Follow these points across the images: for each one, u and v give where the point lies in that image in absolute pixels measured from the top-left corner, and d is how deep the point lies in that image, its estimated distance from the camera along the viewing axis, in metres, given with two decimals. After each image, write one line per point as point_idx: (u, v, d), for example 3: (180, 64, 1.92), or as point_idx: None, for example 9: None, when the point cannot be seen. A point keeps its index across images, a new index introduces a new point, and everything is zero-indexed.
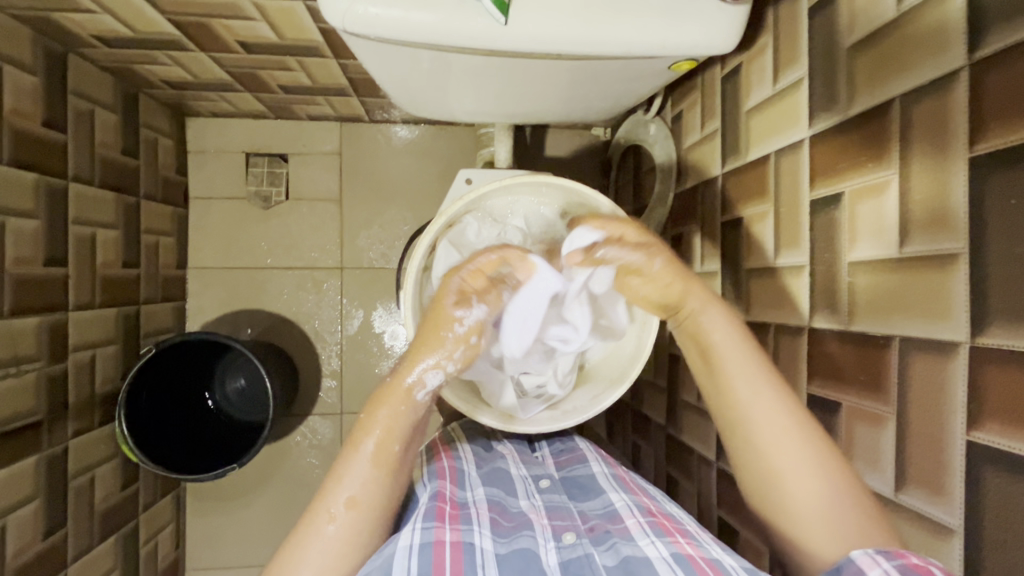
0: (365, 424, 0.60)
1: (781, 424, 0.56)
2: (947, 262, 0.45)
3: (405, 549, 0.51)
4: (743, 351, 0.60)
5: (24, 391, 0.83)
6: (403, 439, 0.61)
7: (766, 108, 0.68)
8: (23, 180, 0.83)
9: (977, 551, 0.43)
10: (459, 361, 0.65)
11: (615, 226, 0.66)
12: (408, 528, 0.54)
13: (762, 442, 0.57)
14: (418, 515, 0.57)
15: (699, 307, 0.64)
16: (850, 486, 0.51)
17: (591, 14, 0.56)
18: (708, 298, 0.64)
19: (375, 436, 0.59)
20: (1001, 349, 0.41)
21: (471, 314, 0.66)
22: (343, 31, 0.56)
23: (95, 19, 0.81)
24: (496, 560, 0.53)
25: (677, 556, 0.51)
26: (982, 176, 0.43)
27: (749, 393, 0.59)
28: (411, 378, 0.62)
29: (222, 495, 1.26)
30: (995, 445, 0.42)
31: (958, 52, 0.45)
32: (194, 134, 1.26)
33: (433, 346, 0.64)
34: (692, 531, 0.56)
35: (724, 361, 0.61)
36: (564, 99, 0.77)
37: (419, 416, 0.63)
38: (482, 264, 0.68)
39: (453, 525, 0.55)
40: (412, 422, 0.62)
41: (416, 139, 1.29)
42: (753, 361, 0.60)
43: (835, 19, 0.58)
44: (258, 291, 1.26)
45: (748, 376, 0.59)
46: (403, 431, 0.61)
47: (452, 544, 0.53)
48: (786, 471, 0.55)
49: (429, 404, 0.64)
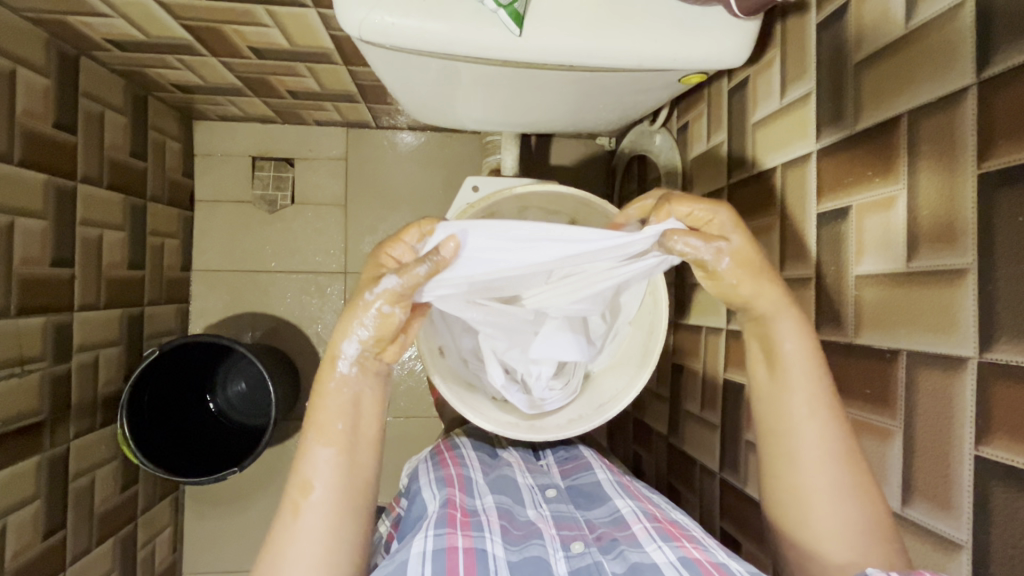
0: (314, 415, 0.59)
1: (828, 444, 0.54)
2: (955, 278, 0.45)
3: (418, 556, 0.51)
4: (807, 364, 0.56)
5: (28, 391, 0.83)
6: (348, 418, 0.59)
7: (773, 121, 0.69)
8: (33, 180, 0.84)
9: (985, 567, 0.43)
10: (374, 330, 0.56)
11: (705, 210, 0.57)
12: (421, 535, 0.54)
13: (804, 458, 0.56)
14: (429, 523, 0.57)
15: (772, 312, 0.57)
16: (872, 511, 0.51)
17: (604, 26, 0.56)
18: (784, 302, 0.57)
19: (327, 441, 0.58)
20: (1009, 365, 0.41)
21: (381, 284, 0.54)
22: (359, 40, 0.57)
23: (109, 23, 0.82)
24: (508, 567, 0.53)
25: (684, 560, 0.51)
26: (989, 192, 0.43)
27: (802, 409, 0.56)
28: (335, 352, 0.58)
29: (221, 498, 1.25)
30: (1001, 460, 0.42)
31: (966, 71, 0.45)
32: (201, 138, 1.26)
33: (348, 318, 0.56)
34: (698, 536, 0.56)
35: (782, 371, 0.57)
36: (571, 110, 0.78)
37: (359, 394, 0.59)
38: (408, 236, 0.59)
39: (465, 531, 0.55)
40: (353, 404, 0.59)
41: (422, 145, 1.30)
42: (818, 381, 0.55)
43: (843, 35, 0.58)
44: (262, 294, 1.26)
45: (808, 393, 0.56)
46: (346, 414, 0.59)
47: (465, 551, 0.52)
48: (817, 490, 0.55)
49: (362, 377, 0.59)
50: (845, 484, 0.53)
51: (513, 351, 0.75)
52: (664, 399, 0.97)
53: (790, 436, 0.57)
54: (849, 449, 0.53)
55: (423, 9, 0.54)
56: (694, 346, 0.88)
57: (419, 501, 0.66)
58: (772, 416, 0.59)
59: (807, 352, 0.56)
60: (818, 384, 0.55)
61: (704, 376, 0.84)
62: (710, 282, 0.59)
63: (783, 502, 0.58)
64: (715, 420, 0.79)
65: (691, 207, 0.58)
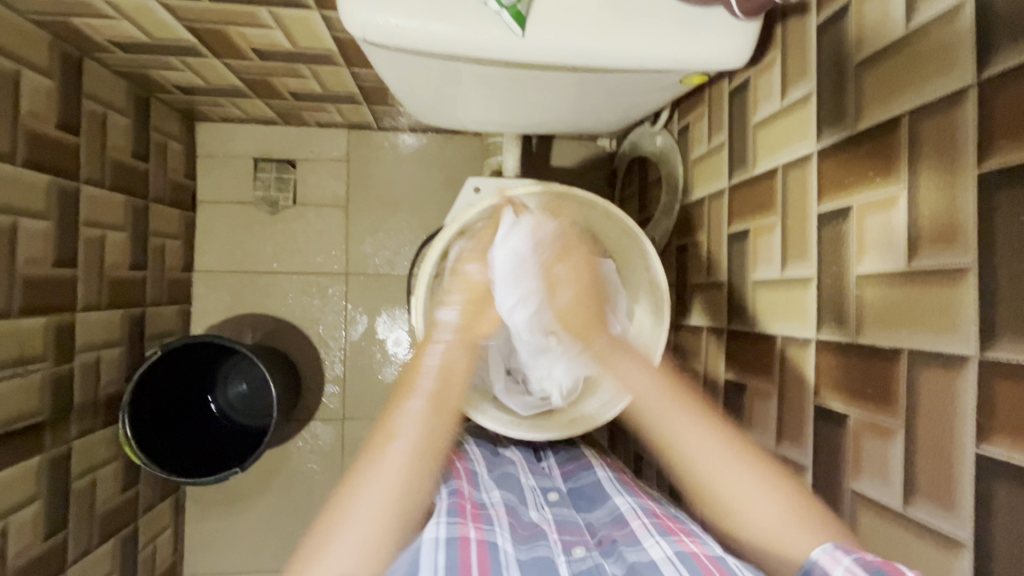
0: (410, 376, 0.65)
1: (710, 446, 0.61)
2: (956, 278, 0.46)
3: (432, 542, 0.52)
4: (665, 394, 0.66)
5: (30, 391, 0.83)
6: (438, 380, 0.65)
7: (774, 121, 0.69)
8: (36, 181, 0.84)
9: (986, 565, 0.43)
10: (464, 296, 0.69)
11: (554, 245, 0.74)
12: (433, 523, 0.55)
13: (702, 474, 0.61)
14: (439, 511, 0.58)
15: (607, 351, 0.72)
16: (777, 492, 0.56)
17: (607, 27, 0.56)
18: (612, 344, 0.72)
19: (421, 396, 0.63)
20: (1010, 363, 0.41)
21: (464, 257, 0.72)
22: (362, 41, 0.57)
23: (113, 25, 0.82)
24: (517, 563, 0.54)
25: (681, 554, 0.51)
26: (989, 192, 0.43)
27: (694, 437, 0.62)
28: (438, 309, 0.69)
29: (222, 499, 1.25)
30: (1003, 458, 0.42)
31: (966, 71, 0.45)
32: (203, 139, 1.27)
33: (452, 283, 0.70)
34: (695, 530, 0.57)
35: (646, 407, 0.66)
36: (573, 111, 0.78)
37: (459, 364, 0.67)
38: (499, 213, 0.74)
39: (476, 523, 0.56)
40: (446, 376, 0.65)
41: (423, 146, 1.30)
42: (676, 406, 0.65)
43: (843, 37, 0.59)
44: (264, 295, 1.27)
45: (691, 415, 0.64)
46: (453, 386, 0.65)
47: (477, 542, 0.53)
48: (732, 497, 0.59)
49: (460, 350, 0.67)
50: (756, 476, 0.58)
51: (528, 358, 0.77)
52: None
53: (685, 460, 0.62)
54: (734, 445, 0.61)
55: (427, 11, 0.54)
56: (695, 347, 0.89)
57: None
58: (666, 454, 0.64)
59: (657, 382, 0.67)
60: (692, 409, 0.64)
61: (706, 376, 0.84)
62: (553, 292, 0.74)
63: (727, 519, 0.60)
64: None
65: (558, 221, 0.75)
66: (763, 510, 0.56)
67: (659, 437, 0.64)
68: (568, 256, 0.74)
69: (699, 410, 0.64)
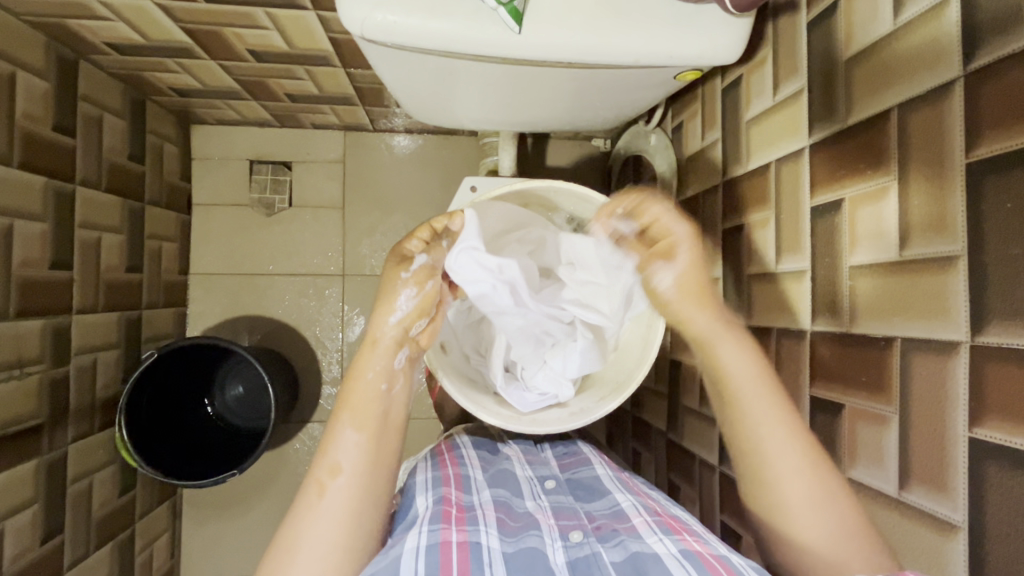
0: (348, 397, 0.63)
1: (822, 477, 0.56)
2: (947, 264, 0.47)
3: (412, 551, 0.51)
4: (759, 383, 0.63)
5: (26, 394, 0.83)
6: (378, 404, 0.63)
7: (766, 118, 0.70)
8: (32, 183, 0.84)
9: (982, 548, 0.44)
10: (415, 302, 0.65)
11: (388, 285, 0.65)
12: (415, 531, 0.54)
13: (783, 482, 0.59)
14: (423, 519, 0.57)
15: (710, 335, 0.67)
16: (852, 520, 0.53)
17: (602, 25, 0.57)
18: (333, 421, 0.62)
19: (351, 420, 0.62)
20: (1001, 346, 0.42)
21: (415, 263, 0.65)
22: (360, 39, 0.58)
23: (110, 26, 0.82)
24: (503, 559, 0.53)
25: (686, 552, 0.51)
26: (979, 180, 0.44)
27: (775, 432, 0.60)
28: (380, 320, 0.64)
29: (220, 502, 1.25)
30: (996, 441, 0.43)
31: (953, 64, 0.46)
32: (199, 142, 1.27)
33: (388, 296, 0.65)
34: (698, 530, 0.57)
35: (739, 393, 0.63)
36: (569, 107, 0.79)
37: (388, 394, 0.63)
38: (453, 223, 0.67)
39: (460, 526, 0.56)
40: (383, 399, 0.63)
41: (418, 148, 1.31)
42: (773, 400, 0.61)
43: (833, 33, 0.60)
44: (260, 297, 1.26)
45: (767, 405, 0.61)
46: (373, 410, 0.62)
47: (458, 544, 0.52)
48: (796, 501, 0.58)
49: (404, 371, 0.65)
50: (826, 488, 0.56)
51: (526, 352, 0.77)
52: (662, 396, 0.98)
53: (761, 453, 0.61)
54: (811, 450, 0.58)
55: (425, 7, 0.55)
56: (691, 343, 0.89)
57: (411, 499, 0.65)
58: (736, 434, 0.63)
59: (756, 371, 0.64)
60: (771, 394, 0.62)
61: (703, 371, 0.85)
62: (405, 343, 0.65)
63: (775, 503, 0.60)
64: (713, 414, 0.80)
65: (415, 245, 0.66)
66: (825, 518, 0.55)
67: (739, 423, 0.63)
68: (392, 379, 0.64)
69: (782, 403, 0.61)
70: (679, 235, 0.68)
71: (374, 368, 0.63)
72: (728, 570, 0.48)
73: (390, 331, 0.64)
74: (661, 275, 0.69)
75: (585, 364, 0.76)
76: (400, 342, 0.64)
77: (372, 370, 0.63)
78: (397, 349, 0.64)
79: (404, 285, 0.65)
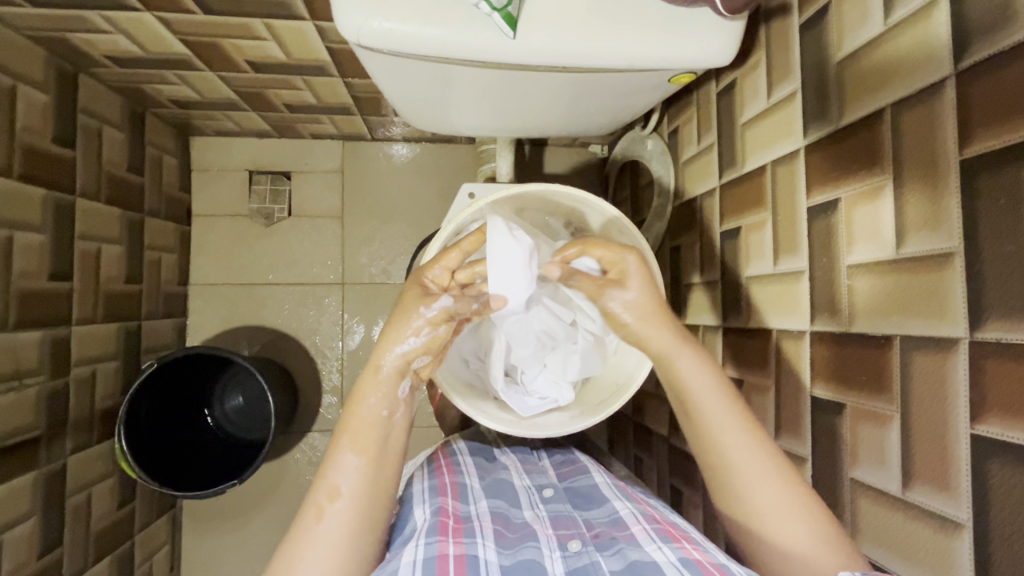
0: (348, 420, 0.61)
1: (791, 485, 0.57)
2: (944, 261, 0.47)
3: (409, 565, 0.50)
4: (717, 394, 0.63)
5: (23, 406, 0.83)
6: (379, 431, 0.61)
7: (761, 120, 0.71)
8: (31, 195, 0.84)
9: (986, 547, 0.44)
10: (425, 340, 0.62)
11: (401, 322, 0.61)
12: (411, 545, 0.53)
13: (748, 490, 0.59)
14: (420, 531, 0.57)
15: (668, 349, 0.64)
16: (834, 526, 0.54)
17: (596, 30, 0.58)
18: (334, 444, 0.61)
19: (353, 445, 0.60)
20: (1001, 342, 0.42)
21: (438, 303, 0.62)
22: (356, 46, 0.58)
23: (109, 39, 0.83)
24: (501, 571, 0.52)
25: (685, 561, 0.50)
26: (973, 176, 0.44)
27: (735, 444, 0.61)
28: (388, 348, 0.61)
29: (220, 514, 1.24)
30: (999, 437, 0.42)
31: (944, 62, 0.47)
32: (198, 153, 1.27)
33: (401, 324, 0.61)
34: (697, 538, 0.56)
35: (699, 405, 0.63)
36: (565, 111, 0.79)
37: (387, 425, 0.61)
38: (464, 244, 0.66)
39: (457, 539, 0.55)
40: (385, 424, 0.61)
41: (416, 157, 1.31)
42: (732, 410, 0.62)
43: (825, 35, 0.60)
44: (259, 307, 1.26)
45: (726, 413, 0.62)
46: (373, 437, 0.60)
47: (456, 558, 0.52)
48: (763, 507, 0.58)
49: (405, 404, 0.63)
50: (790, 492, 0.57)
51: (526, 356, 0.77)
52: (663, 400, 0.98)
53: (726, 462, 0.61)
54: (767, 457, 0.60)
55: (420, 13, 0.55)
56: None
57: (409, 510, 0.64)
58: (702, 446, 0.63)
59: (712, 381, 0.63)
60: (729, 403, 0.62)
61: None
62: (404, 376, 0.62)
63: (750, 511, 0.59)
64: None
65: (433, 274, 0.64)
66: (789, 524, 0.56)
67: (700, 436, 0.63)
68: (393, 408, 0.62)
69: (738, 412, 0.62)
70: (629, 265, 0.65)
71: (375, 399, 0.61)
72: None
73: (393, 362, 0.61)
74: (616, 302, 0.66)
75: (586, 366, 0.77)
76: (407, 375, 0.62)
77: (375, 398, 0.61)
78: (399, 379, 0.62)
79: (420, 320, 0.61)
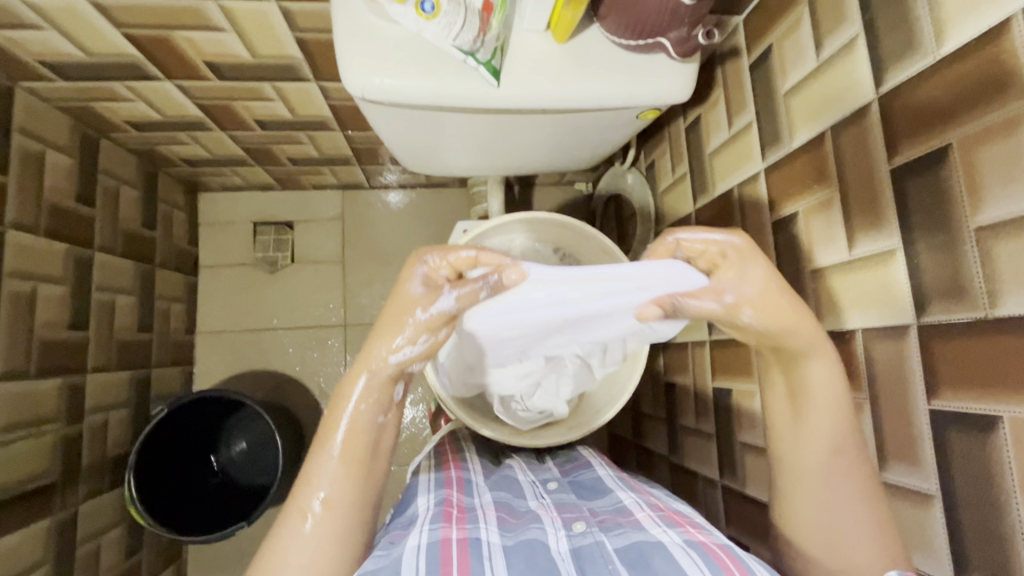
0: (336, 418, 0.57)
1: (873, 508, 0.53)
2: (889, 259, 0.53)
3: (414, 549, 0.52)
4: (833, 403, 0.56)
5: (40, 452, 0.85)
6: (369, 437, 0.58)
7: (724, 149, 0.79)
8: (56, 250, 0.90)
9: (953, 504, 0.47)
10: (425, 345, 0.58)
11: (394, 317, 0.57)
12: (416, 530, 0.55)
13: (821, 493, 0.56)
14: (425, 519, 0.59)
15: (805, 350, 0.56)
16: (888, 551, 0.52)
17: (569, 77, 0.66)
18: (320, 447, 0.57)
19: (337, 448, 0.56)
20: (943, 324, 0.47)
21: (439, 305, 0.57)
22: (360, 99, 0.65)
23: (131, 106, 0.92)
24: (503, 551, 0.54)
25: (691, 542, 0.52)
26: (902, 183, 0.51)
27: (823, 448, 0.56)
28: (378, 351, 0.57)
29: (226, 565, 1.23)
30: (954, 410, 0.47)
31: (867, 88, 0.55)
32: (205, 208, 1.35)
33: (393, 320, 0.57)
34: (700, 521, 0.58)
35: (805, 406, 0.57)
36: (548, 149, 0.87)
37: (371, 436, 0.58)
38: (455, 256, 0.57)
39: (460, 525, 0.57)
40: (376, 428, 0.58)
41: (412, 201, 1.39)
42: (836, 419, 0.55)
43: (770, 72, 0.69)
44: (265, 351, 1.30)
45: (832, 431, 0.56)
46: (361, 440, 0.57)
47: (459, 541, 0.54)
48: (824, 518, 0.56)
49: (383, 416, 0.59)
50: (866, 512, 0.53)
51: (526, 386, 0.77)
52: (661, 420, 1.01)
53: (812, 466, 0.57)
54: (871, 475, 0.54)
55: (415, 69, 0.63)
56: (682, 363, 0.94)
57: (412, 498, 0.67)
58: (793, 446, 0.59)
59: (835, 389, 0.56)
60: (840, 425, 0.55)
61: (696, 389, 0.89)
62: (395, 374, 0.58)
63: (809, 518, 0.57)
64: (710, 429, 0.84)
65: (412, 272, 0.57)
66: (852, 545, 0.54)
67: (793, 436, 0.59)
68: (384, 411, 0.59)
69: (846, 423, 0.55)
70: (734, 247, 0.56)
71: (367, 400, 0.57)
72: (735, 562, 0.49)
73: (389, 364, 0.57)
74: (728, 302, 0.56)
75: (578, 385, 0.78)
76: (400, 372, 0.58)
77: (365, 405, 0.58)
78: (394, 383, 0.58)
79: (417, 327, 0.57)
